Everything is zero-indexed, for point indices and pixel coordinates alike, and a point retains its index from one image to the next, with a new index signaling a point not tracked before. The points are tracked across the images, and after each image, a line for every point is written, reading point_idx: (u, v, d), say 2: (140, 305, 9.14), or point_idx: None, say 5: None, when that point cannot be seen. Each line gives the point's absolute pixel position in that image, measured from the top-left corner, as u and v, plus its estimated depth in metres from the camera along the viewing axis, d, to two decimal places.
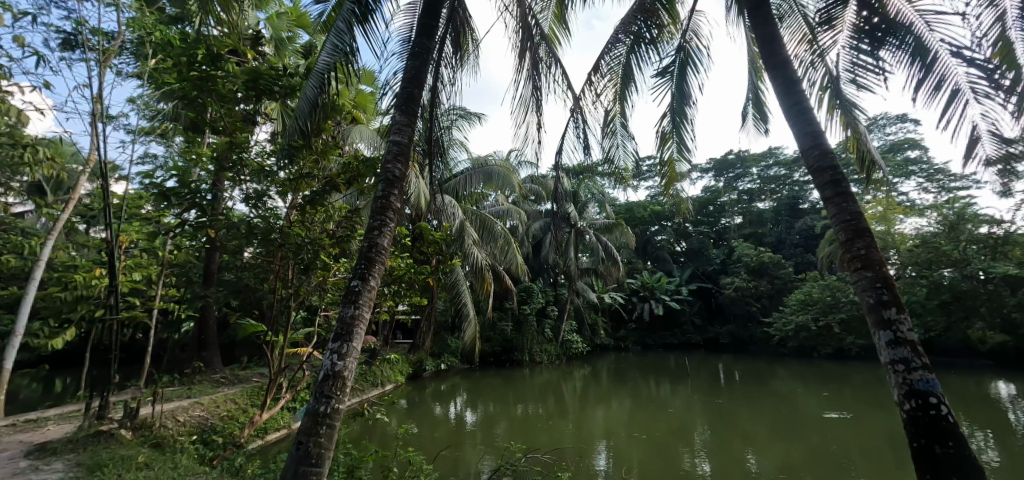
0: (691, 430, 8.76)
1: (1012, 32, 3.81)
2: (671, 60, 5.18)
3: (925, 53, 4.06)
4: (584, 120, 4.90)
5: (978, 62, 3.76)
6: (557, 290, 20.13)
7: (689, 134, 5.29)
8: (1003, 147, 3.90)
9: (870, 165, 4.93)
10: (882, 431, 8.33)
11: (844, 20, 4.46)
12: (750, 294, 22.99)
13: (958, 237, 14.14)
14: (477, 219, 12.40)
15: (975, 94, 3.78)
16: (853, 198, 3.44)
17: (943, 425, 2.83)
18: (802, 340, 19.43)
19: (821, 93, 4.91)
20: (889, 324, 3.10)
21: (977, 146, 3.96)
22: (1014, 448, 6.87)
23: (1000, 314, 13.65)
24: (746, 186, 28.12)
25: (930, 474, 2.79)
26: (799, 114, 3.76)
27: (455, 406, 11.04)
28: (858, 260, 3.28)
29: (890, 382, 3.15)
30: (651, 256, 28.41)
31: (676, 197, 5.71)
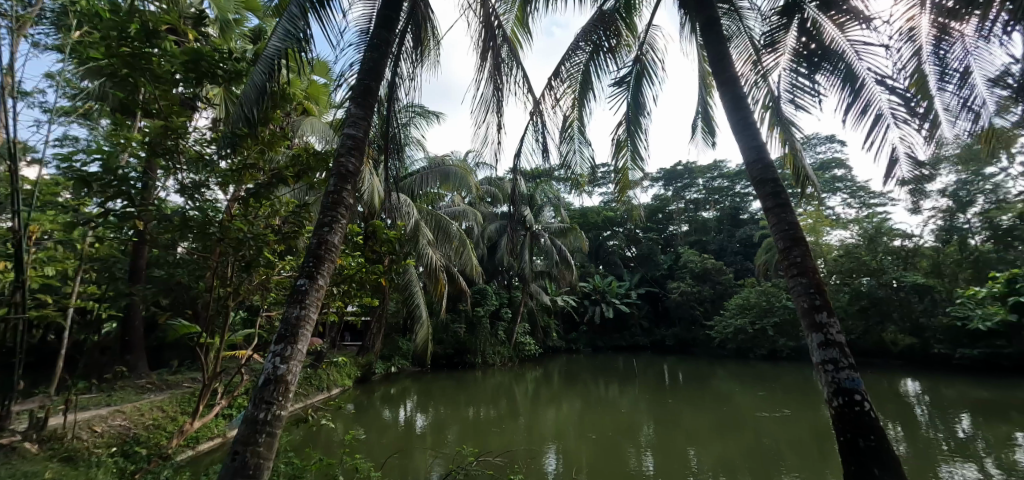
0: (637, 429, 8.98)
1: (927, 66, 4.20)
2: (628, 71, 5.28)
3: (853, 80, 4.46)
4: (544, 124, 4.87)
5: (897, 91, 4.15)
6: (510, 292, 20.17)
7: (642, 143, 5.41)
8: (916, 169, 4.33)
9: (805, 181, 5.18)
10: (810, 425, 8.87)
11: (786, 44, 4.82)
12: (694, 299, 23.94)
13: (876, 248, 15.62)
14: (432, 219, 12.19)
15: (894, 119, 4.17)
16: (791, 209, 3.60)
17: (867, 420, 2.98)
18: (740, 342, 20.45)
19: (763, 110, 5.17)
20: (820, 327, 3.26)
21: (895, 166, 4.36)
22: (921, 439, 7.51)
23: (910, 319, 14.96)
24: (692, 195, 29.43)
25: (855, 467, 2.93)
26: (745, 127, 3.89)
27: (405, 410, 10.78)
28: (795, 267, 3.42)
29: (820, 380, 3.30)
30: (603, 260, 29.04)
31: (628, 204, 5.84)
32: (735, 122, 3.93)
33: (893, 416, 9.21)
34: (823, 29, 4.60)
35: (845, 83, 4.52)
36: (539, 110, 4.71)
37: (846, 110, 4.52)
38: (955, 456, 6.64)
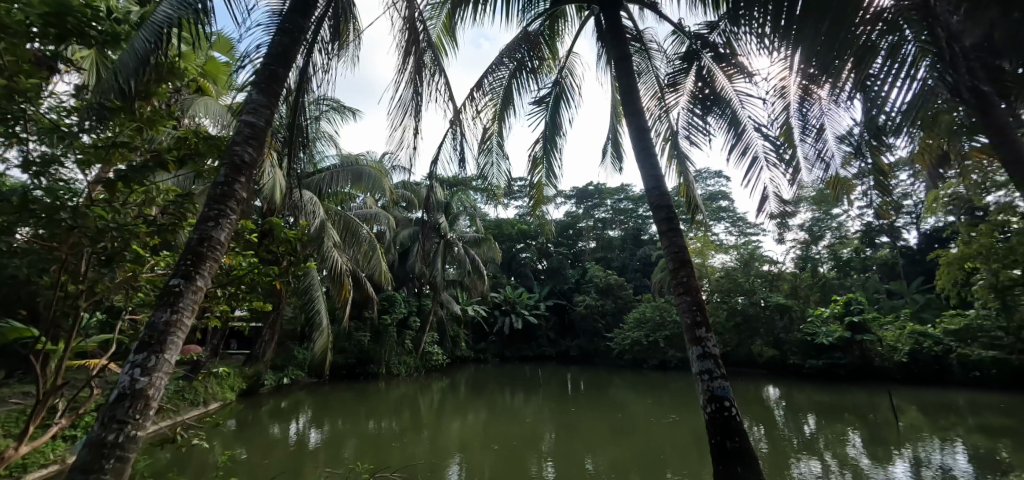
0: (538, 438, 9.11)
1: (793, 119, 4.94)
2: (548, 92, 5.37)
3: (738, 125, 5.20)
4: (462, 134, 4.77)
5: None
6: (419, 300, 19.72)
7: (557, 162, 5.55)
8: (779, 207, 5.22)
9: (695, 209, 5.63)
10: (692, 429, 9.57)
11: (684, 85, 5.40)
12: (598, 312, 25.06)
13: (749, 271, 17.59)
14: (341, 221, 11.50)
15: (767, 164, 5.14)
16: (682, 233, 3.75)
17: (733, 424, 3.13)
18: (636, 354, 21.73)
19: (664, 143, 5.59)
20: (699, 341, 3.38)
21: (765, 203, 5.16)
22: (777, 438, 8.48)
23: (772, 335, 16.98)
24: (601, 214, 31.08)
25: (722, 467, 3.06)
26: (647, 156, 4.08)
27: (297, 425, 9.94)
28: (680, 285, 3.53)
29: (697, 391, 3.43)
30: (515, 272, 29.49)
31: (541, 219, 5.96)
32: (639, 150, 4.12)
33: (758, 418, 10.37)
34: (716, 76, 5.25)
35: (729, 126, 5.30)
36: (458, 121, 4.58)
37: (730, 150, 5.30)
38: (806, 452, 7.52)
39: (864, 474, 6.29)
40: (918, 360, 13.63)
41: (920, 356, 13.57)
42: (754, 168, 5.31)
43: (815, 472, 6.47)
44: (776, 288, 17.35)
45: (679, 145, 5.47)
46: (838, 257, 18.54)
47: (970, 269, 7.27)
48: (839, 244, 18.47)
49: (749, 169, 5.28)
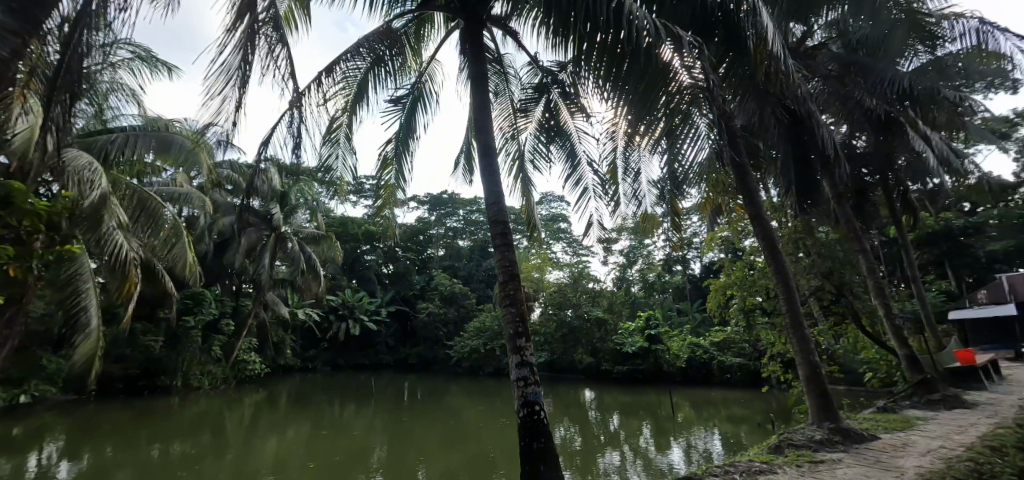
0: (365, 452, 8.67)
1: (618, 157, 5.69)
2: (405, 93, 5.28)
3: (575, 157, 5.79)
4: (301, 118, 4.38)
5: None
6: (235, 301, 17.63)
7: (408, 165, 5.48)
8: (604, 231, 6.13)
9: (534, 228, 6.04)
10: (510, 431, 10.19)
11: (534, 113, 5.85)
12: (439, 320, 25.13)
13: (578, 288, 19.70)
14: (133, 197, 9.28)
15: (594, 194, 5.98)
16: (515, 249, 3.86)
17: (539, 425, 3.41)
18: (473, 362, 22.34)
19: (511, 163, 5.90)
20: (518, 350, 3.57)
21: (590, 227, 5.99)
22: (585, 436, 9.49)
23: (589, 344, 19.16)
24: (453, 223, 31.45)
25: (527, 467, 3.32)
26: (490, 171, 4.08)
27: (46, 457, 7.89)
28: (508, 298, 3.64)
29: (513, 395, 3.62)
30: (356, 274, 28.10)
31: (387, 222, 5.73)
32: (481, 166, 4.08)
33: (571, 419, 11.57)
34: (561, 112, 5.78)
35: (566, 158, 5.87)
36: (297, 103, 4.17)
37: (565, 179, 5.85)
38: (609, 446, 8.57)
39: (652, 460, 7.39)
40: (691, 365, 16.17)
41: (693, 361, 16.14)
42: (584, 199, 5.96)
43: (616, 462, 7.39)
44: (597, 302, 19.71)
45: (523, 169, 5.84)
46: (646, 280, 21.70)
47: (729, 296, 9.04)
48: (649, 268, 21.67)
49: (579, 199, 5.91)
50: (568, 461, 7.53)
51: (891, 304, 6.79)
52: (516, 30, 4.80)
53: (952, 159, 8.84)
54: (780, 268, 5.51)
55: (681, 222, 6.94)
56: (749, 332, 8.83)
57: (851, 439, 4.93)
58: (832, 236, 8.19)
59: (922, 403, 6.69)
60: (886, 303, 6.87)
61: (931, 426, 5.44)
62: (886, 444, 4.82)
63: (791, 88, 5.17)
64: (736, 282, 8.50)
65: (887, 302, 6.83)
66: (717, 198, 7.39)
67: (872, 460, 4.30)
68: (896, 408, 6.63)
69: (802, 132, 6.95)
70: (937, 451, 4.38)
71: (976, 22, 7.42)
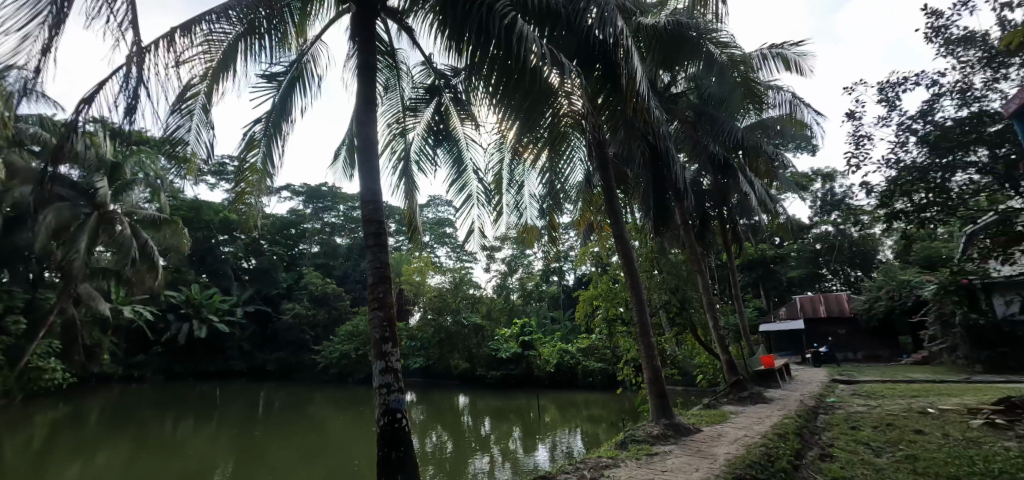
0: (209, 471, 7.72)
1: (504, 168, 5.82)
2: (282, 70, 4.80)
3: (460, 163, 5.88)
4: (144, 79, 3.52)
5: None
6: (29, 294, 14.84)
7: (279, 149, 4.99)
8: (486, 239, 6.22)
9: (416, 231, 5.97)
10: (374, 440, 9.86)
11: (423, 114, 5.82)
12: (306, 323, 23.41)
13: (458, 293, 19.77)
14: None
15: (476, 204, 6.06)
16: (388, 250, 3.79)
17: (400, 434, 3.38)
18: (342, 367, 21.17)
19: (395, 161, 5.75)
20: (383, 355, 3.50)
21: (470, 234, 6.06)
22: (453, 442, 9.53)
23: (467, 351, 19.30)
24: (330, 218, 29.55)
25: (384, 477, 3.27)
26: (369, 167, 3.91)
27: None
28: (377, 301, 3.57)
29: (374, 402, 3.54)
30: (208, 268, 24.97)
31: (247, 210, 5.15)
32: (360, 163, 3.90)
33: (442, 425, 11.54)
34: (451, 117, 5.81)
35: (451, 163, 5.95)
36: (141, 61, 3.34)
37: (449, 185, 5.92)
38: (478, 450, 8.71)
39: (519, 461, 7.69)
40: (559, 370, 17.19)
41: (561, 366, 17.13)
42: (467, 205, 6.08)
43: (485, 465, 7.55)
44: (473, 307, 20.01)
45: (408, 169, 5.74)
46: (523, 288, 22.63)
47: (595, 306, 9.80)
48: (526, 277, 22.66)
49: (462, 205, 6.01)
50: (437, 467, 7.51)
51: (720, 316, 8.01)
52: (411, 25, 4.66)
53: (769, 201, 10.79)
54: (635, 282, 6.16)
55: (556, 236, 7.41)
56: (610, 339, 9.69)
57: (681, 433, 5.68)
58: (680, 257, 9.39)
59: (735, 400, 7.96)
60: (715, 315, 8.08)
61: (739, 419, 6.50)
62: (706, 435, 5.65)
63: (654, 125, 5.87)
64: (600, 293, 9.28)
65: (715, 314, 8.03)
66: (591, 215, 8.00)
67: (693, 450, 4.99)
68: (716, 405, 7.80)
69: (661, 165, 7.88)
70: (741, 439, 5.26)
71: (791, 95, 9.20)
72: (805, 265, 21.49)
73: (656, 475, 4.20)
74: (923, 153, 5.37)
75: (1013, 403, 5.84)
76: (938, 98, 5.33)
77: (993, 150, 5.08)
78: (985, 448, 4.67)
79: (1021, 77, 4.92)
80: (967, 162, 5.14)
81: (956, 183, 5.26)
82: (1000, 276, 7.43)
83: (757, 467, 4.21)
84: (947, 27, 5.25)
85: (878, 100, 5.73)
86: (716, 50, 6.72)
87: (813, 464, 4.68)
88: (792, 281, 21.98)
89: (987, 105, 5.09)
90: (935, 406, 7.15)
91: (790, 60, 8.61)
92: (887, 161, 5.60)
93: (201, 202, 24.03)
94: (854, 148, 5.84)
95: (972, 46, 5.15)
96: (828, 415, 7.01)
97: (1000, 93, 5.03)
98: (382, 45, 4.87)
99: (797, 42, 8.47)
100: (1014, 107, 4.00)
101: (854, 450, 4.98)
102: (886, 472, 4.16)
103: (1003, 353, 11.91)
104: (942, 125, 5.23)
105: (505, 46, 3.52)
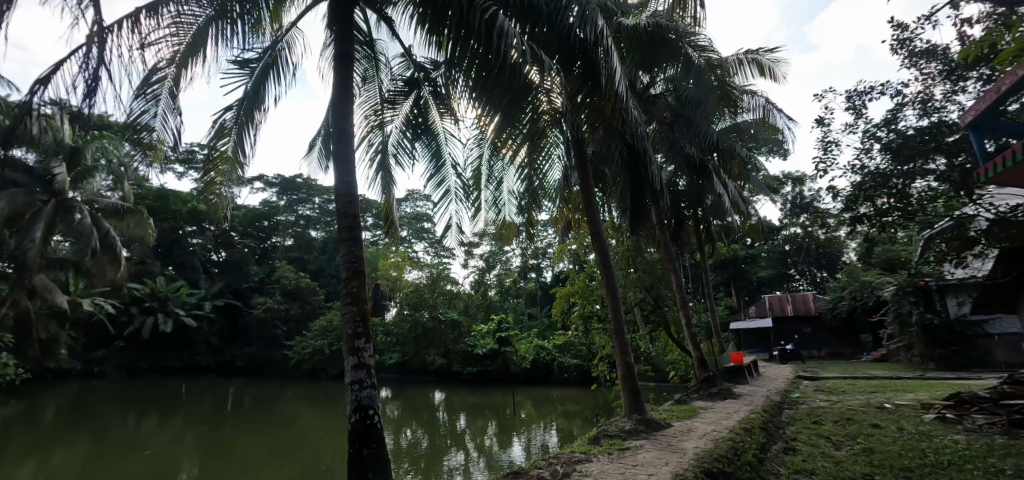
0: (177, 470, 7.55)
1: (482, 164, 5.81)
2: (256, 57, 4.67)
3: (439, 158, 5.86)
4: (106, 59, 3.39)
5: None
6: None
7: (251, 139, 4.87)
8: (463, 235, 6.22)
9: (392, 225, 5.92)
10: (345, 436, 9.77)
11: (402, 107, 5.75)
12: (279, 317, 22.96)
13: (435, 289, 19.68)
14: None
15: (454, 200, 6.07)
16: (362, 244, 3.76)
17: (371, 430, 3.37)
18: (315, 363, 20.86)
19: (372, 155, 5.67)
20: (356, 351, 3.48)
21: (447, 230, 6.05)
22: (428, 438, 9.53)
23: (442, 347, 19.27)
24: (305, 211, 29.01)
25: (355, 473, 3.26)
26: (344, 159, 3.85)
27: None
28: (349, 296, 3.54)
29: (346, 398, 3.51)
30: (175, 260, 24.21)
31: (216, 201, 5.02)
32: (336, 154, 3.84)
33: (417, 421, 11.50)
34: (430, 111, 5.77)
35: (430, 157, 5.90)
36: (103, 39, 3.21)
37: (428, 179, 5.88)
38: (454, 446, 8.73)
39: (494, 457, 7.75)
40: (535, 366, 17.33)
41: (537, 362, 17.26)
42: (445, 200, 6.05)
43: (461, 461, 7.58)
44: (450, 303, 19.96)
45: (386, 163, 5.67)
46: (501, 284, 22.67)
47: (572, 303, 9.90)
48: (504, 273, 22.71)
49: (440, 200, 5.98)
50: (413, 463, 7.51)
51: (692, 314, 8.19)
52: (390, 15, 4.59)
53: (741, 203, 11.09)
54: (610, 280, 6.24)
55: (534, 233, 7.45)
56: (586, 336, 9.82)
57: (652, 428, 5.81)
58: (655, 256, 9.56)
59: (705, 395, 8.18)
60: (687, 313, 8.27)
61: (708, 414, 6.69)
62: (676, 430, 5.80)
63: (632, 125, 5.93)
64: (577, 290, 9.37)
65: (688, 312, 8.21)
66: (569, 213, 8.05)
67: (663, 445, 5.12)
68: (687, 401, 8.00)
69: (638, 164, 7.97)
70: (709, 434, 5.42)
71: (764, 100, 9.46)
72: (773, 266, 22.14)
73: (627, 468, 4.29)
74: (887, 160, 5.60)
75: (961, 399, 6.17)
76: (901, 108, 5.55)
77: (951, 159, 5.24)
78: (936, 441, 4.94)
79: (978, 90, 5.15)
80: (926, 170, 5.36)
81: (916, 189, 5.50)
82: (953, 278, 7.82)
83: (724, 460, 4.35)
84: (911, 40, 5.46)
85: (846, 107, 5.92)
86: (694, 53, 6.93)
87: (777, 457, 4.86)
88: (762, 281, 22.64)
89: (946, 116, 5.32)
90: (891, 402, 7.50)
91: (764, 66, 8.84)
92: (853, 167, 5.81)
93: (168, 192, 23.23)
94: (823, 153, 6.03)
95: (933, 59, 5.37)
96: (792, 410, 7.28)
97: (958, 105, 5.25)
98: (361, 34, 4.79)
99: (771, 49, 8.69)
100: (969, 119, 4.20)
101: (815, 444, 5.19)
102: (844, 464, 4.35)
103: (955, 351, 12.55)
104: (904, 133, 5.46)
105: (485, 40, 3.51)
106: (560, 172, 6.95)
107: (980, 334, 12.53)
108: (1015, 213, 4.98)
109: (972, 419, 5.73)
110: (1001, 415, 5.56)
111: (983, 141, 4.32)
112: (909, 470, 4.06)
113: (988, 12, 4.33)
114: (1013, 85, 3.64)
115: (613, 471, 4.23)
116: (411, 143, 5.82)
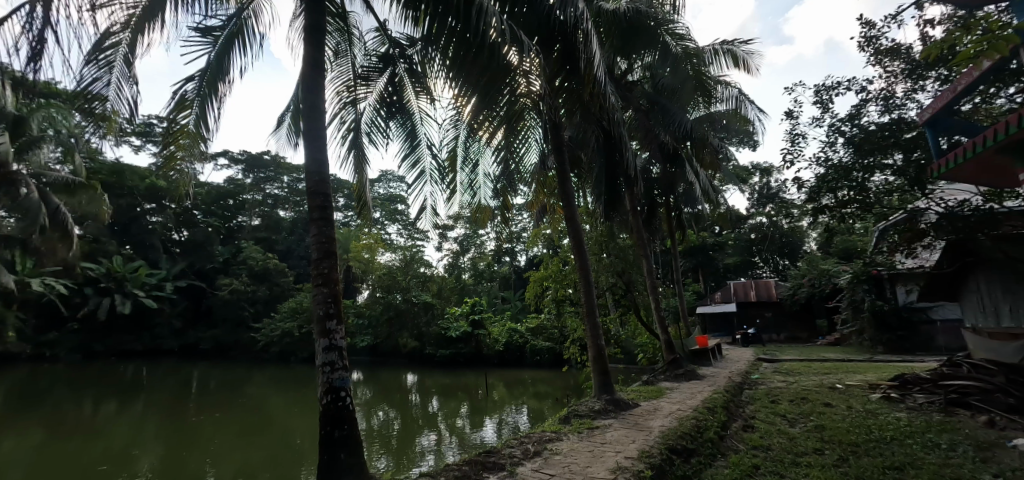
0: (135, 459, 7.27)
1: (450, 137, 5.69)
2: (217, 26, 4.41)
3: (412, 137, 5.81)
4: (53, 20, 3.20)
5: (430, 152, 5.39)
6: None
7: (212, 112, 4.66)
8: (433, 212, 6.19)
9: (365, 204, 5.78)
10: (313, 419, 9.82)
11: (376, 84, 5.62)
12: (245, 299, 22.49)
13: (408, 272, 19.62)
14: None
15: (427, 179, 6.01)
16: (332, 224, 3.69)
17: (343, 412, 3.38)
18: (283, 346, 20.52)
19: (345, 133, 5.52)
20: (327, 333, 3.45)
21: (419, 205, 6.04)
22: (400, 421, 9.53)
23: (414, 330, 19.25)
24: (272, 190, 28.52)
25: (326, 454, 3.30)
26: (314, 138, 3.75)
27: None
28: (321, 277, 3.51)
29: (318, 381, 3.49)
30: (132, 239, 23.23)
31: (176, 176, 4.82)
32: (307, 132, 3.74)
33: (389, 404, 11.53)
34: (405, 89, 5.65)
35: (405, 138, 5.85)
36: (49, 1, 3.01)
37: (402, 160, 5.83)
38: (427, 427, 8.83)
39: (466, 438, 7.86)
40: (508, 348, 17.54)
41: (510, 344, 17.50)
42: (420, 181, 6.00)
43: (432, 443, 7.61)
44: (422, 287, 19.99)
45: (358, 141, 5.55)
46: (474, 268, 22.88)
47: (545, 286, 10.04)
48: (478, 257, 23.08)
49: (414, 181, 5.93)
50: (383, 447, 7.43)
51: (660, 298, 8.40)
52: None
53: (712, 192, 11.37)
54: (584, 265, 6.30)
55: (508, 216, 7.51)
56: (558, 318, 10.03)
57: (620, 408, 6.00)
58: (627, 241, 9.75)
59: (671, 376, 8.48)
60: (656, 298, 8.49)
61: (674, 394, 6.96)
62: (643, 410, 6.00)
63: (608, 111, 5.92)
64: (550, 274, 9.51)
65: (656, 296, 8.45)
66: (544, 198, 8.13)
67: (631, 424, 5.30)
68: (653, 382, 8.29)
69: (614, 150, 7.98)
70: (674, 413, 5.65)
71: (737, 91, 9.76)
72: (739, 253, 23.00)
73: (596, 447, 4.44)
74: (848, 154, 5.84)
75: (905, 380, 6.61)
76: (865, 104, 5.78)
77: (907, 155, 5.52)
78: (880, 419, 5.29)
79: (936, 89, 5.39)
80: (884, 165, 5.61)
81: (875, 184, 5.76)
82: (902, 268, 8.33)
83: (687, 438, 4.55)
84: (877, 38, 5.65)
85: (815, 100, 6.12)
86: (671, 41, 6.97)
87: (737, 434, 5.13)
88: (728, 268, 23.48)
89: (905, 113, 5.56)
90: (842, 382, 7.95)
91: (738, 57, 9.02)
92: (818, 159, 6.03)
93: (124, 166, 22.07)
94: (791, 145, 6.22)
95: (896, 57, 5.57)
96: (752, 390, 7.63)
97: (916, 103, 5.50)
98: (333, 6, 4.61)
99: (746, 41, 8.88)
100: (927, 117, 4.46)
101: (772, 421, 5.50)
102: (797, 440, 4.63)
103: (901, 335, 13.35)
104: (866, 129, 5.70)
105: (464, 18, 3.43)
106: (537, 157, 7.03)
107: (923, 321, 13.42)
108: (962, 208, 5.25)
109: (912, 398, 6.17)
110: (939, 394, 6.02)
111: (938, 138, 4.56)
112: (856, 445, 4.35)
113: (949, 15, 4.55)
114: (968, 86, 3.88)
115: (583, 450, 4.37)
116: (385, 121, 5.72)
